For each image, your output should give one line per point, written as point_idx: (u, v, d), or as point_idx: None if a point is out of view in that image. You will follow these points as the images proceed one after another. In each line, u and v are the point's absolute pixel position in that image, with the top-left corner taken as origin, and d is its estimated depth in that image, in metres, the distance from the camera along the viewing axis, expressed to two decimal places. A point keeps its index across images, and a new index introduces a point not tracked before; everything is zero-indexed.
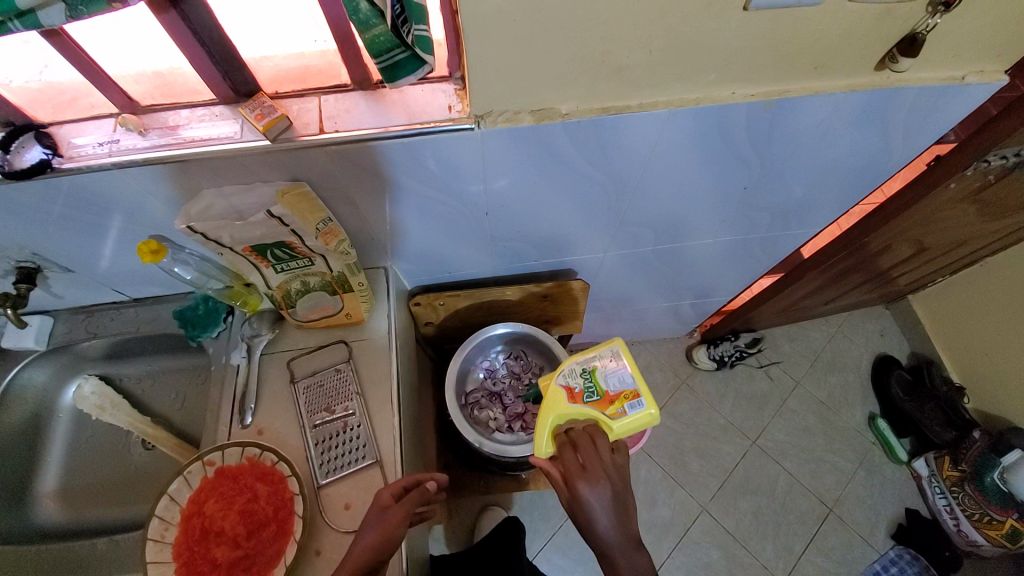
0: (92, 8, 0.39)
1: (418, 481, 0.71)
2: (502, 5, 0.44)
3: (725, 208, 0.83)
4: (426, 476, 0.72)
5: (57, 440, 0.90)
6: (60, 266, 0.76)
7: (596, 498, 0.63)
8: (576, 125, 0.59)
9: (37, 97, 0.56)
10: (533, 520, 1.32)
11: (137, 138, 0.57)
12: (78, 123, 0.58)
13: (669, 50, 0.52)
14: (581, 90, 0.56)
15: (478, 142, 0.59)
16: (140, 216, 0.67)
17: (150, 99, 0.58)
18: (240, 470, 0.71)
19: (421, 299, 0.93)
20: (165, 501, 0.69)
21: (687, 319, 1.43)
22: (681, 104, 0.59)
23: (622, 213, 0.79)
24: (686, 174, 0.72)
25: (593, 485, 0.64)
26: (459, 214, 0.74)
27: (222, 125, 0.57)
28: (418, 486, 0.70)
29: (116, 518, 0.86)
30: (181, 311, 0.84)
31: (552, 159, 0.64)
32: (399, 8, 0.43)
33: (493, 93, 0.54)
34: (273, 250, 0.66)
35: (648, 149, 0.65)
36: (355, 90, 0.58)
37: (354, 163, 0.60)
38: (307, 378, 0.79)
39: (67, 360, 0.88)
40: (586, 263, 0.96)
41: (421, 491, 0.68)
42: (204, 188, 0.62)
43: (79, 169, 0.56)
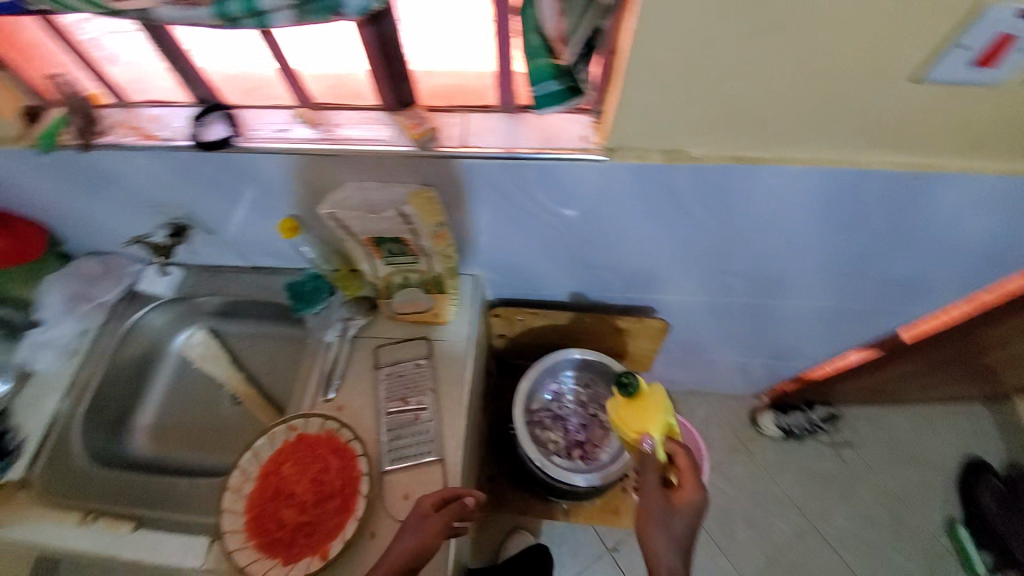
0: (314, 17, 0.46)
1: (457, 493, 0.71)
2: (661, 52, 0.47)
3: (831, 272, 0.80)
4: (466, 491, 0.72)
5: (161, 381, 1.01)
6: (203, 227, 0.86)
7: (697, 502, 0.68)
8: (705, 171, 0.59)
9: (230, 81, 0.65)
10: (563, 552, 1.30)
11: (306, 129, 0.64)
12: (258, 110, 0.66)
13: (814, 111, 0.53)
14: (718, 138, 0.57)
15: (603, 172, 0.61)
16: (278, 197, 0.74)
17: (323, 97, 0.65)
18: (316, 440, 0.76)
19: (500, 311, 0.97)
20: (248, 456, 0.75)
21: (757, 379, 1.38)
22: (815, 163, 0.59)
23: (721, 261, 0.79)
24: (800, 233, 0.70)
25: (700, 488, 0.69)
26: (558, 236, 0.77)
27: (378, 128, 0.64)
28: (456, 499, 0.70)
29: (197, 461, 0.93)
30: (292, 285, 0.91)
31: (668, 200, 0.65)
32: (583, 50, 0.50)
33: (630, 130, 0.56)
34: (390, 245, 0.73)
35: (767, 202, 0.65)
36: (499, 110, 0.62)
37: (481, 175, 0.64)
38: (390, 365, 0.83)
39: (185, 309, 1.00)
40: (671, 306, 0.95)
41: (461, 505, 0.69)
42: (345, 180, 0.69)
43: (253, 149, 0.64)
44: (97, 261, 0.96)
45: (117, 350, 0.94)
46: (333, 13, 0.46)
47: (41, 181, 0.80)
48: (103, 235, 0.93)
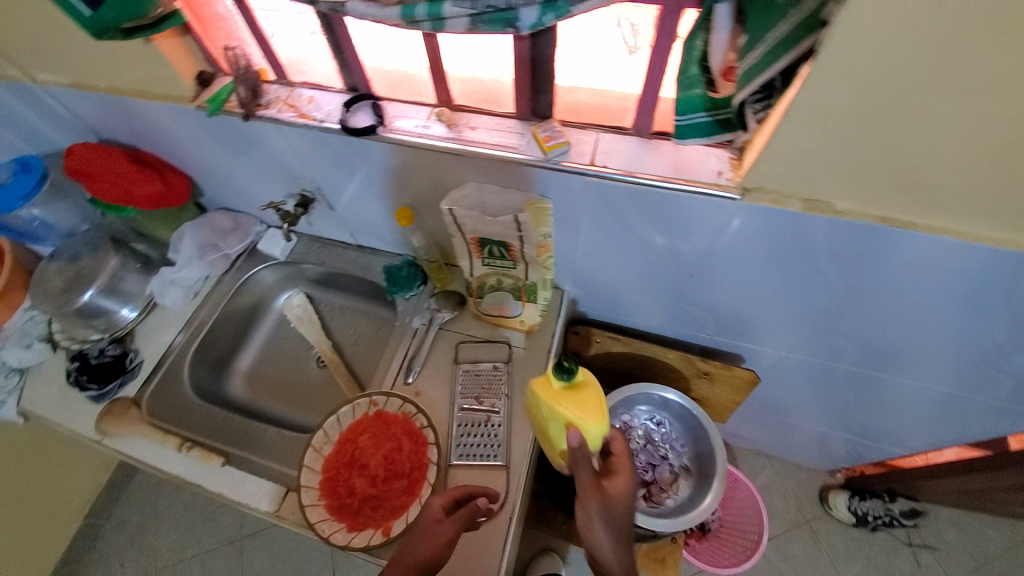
0: (488, 27, 0.48)
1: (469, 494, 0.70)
2: (833, 100, 0.45)
3: (961, 359, 0.73)
4: (478, 493, 0.71)
5: (260, 333, 1.10)
6: (327, 203, 0.94)
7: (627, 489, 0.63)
8: (846, 227, 0.56)
9: (382, 76, 0.71)
10: None
11: (444, 128, 0.68)
12: (401, 104, 0.71)
13: (994, 184, 0.47)
14: (870, 194, 0.53)
15: (731, 211, 0.59)
16: (402, 185, 0.79)
17: (463, 100, 0.69)
18: (393, 419, 0.79)
19: (580, 329, 0.95)
20: (331, 420, 0.80)
21: (835, 454, 1.27)
22: (979, 238, 0.53)
23: (835, 323, 0.73)
24: (936, 311, 0.64)
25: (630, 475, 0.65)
26: (663, 266, 0.75)
27: (510, 136, 0.66)
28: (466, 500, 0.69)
29: (279, 414, 1.01)
30: (389, 267, 0.96)
31: (795, 249, 0.62)
32: (761, 93, 0.49)
33: (772, 172, 0.54)
34: (493, 246, 0.75)
35: (909, 271, 0.59)
36: (632, 134, 0.62)
37: (601, 196, 0.65)
38: (469, 363, 0.85)
39: (290, 272, 1.09)
40: (762, 359, 0.90)
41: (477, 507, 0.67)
42: (467, 181, 0.72)
43: (396, 140, 0.68)
44: (228, 216, 1.07)
45: (231, 298, 1.04)
46: (507, 26, 0.48)
47: (203, 141, 0.90)
48: (244, 198, 1.04)
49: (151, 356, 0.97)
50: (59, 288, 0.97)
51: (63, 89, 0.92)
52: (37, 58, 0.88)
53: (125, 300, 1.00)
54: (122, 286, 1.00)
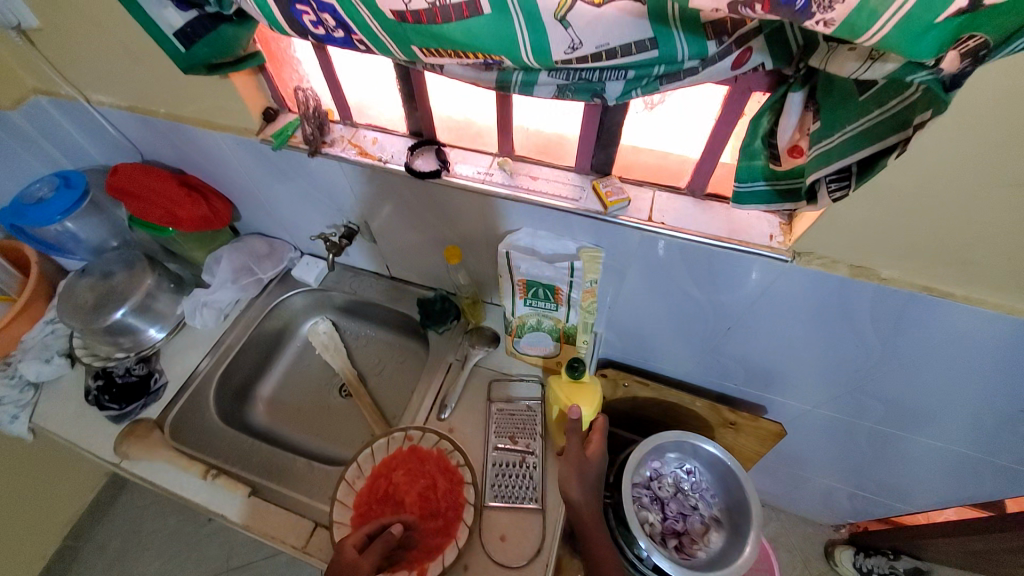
0: (575, 96, 0.52)
1: (383, 526, 0.69)
2: (894, 183, 0.49)
3: (980, 423, 0.77)
4: (392, 521, 0.71)
5: (284, 360, 1.10)
6: (370, 236, 0.96)
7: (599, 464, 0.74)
8: (890, 293, 0.60)
9: (448, 125, 0.75)
10: None
11: (505, 177, 0.72)
12: (465, 152, 0.75)
13: None
14: (915, 266, 0.57)
15: (781, 272, 0.63)
16: (452, 225, 0.83)
17: (524, 152, 0.73)
18: (428, 455, 0.79)
19: (609, 372, 0.96)
20: (366, 452, 0.79)
21: (842, 509, 1.30)
22: (1012, 312, 0.57)
23: (865, 382, 0.77)
24: (961, 376, 0.69)
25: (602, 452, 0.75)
26: (702, 318, 0.78)
27: (568, 188, 0.70)
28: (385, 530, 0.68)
29: (303, 443, 1.00)
30: (423, 301, 0.98)
31: (836, 310, 0.66)
32: (835, 176, 0.45)
33: (825, 240, 0.58)
34: (540, 289, 0.78)
35: (943, 338, 0.63)
36: (687, 194, 0.66)
37: (654, 250, 0.68)
38: (502, 402, 0.86)
39: (320, 300, 1.10)
40: (786, 410, 0.93)
41: (388, 536, 0.67)
42: (521, 226, 0.76)
43: (460, 185, 0.72)
44: (264, 241, 1.08)
45: (261, 322, 1.04)
46: (594, 96, 0.51)
47: (255, 170, 0.92)
48: (283, 226, 1.06)
49: (177, 378, 0.96)
50: (89, 304, 0.96)
51: (113, 109, 0.93)
52: (94, 79, 0.89)
53: (154, 320, 1.00)
54: (154, 305, 1.00)
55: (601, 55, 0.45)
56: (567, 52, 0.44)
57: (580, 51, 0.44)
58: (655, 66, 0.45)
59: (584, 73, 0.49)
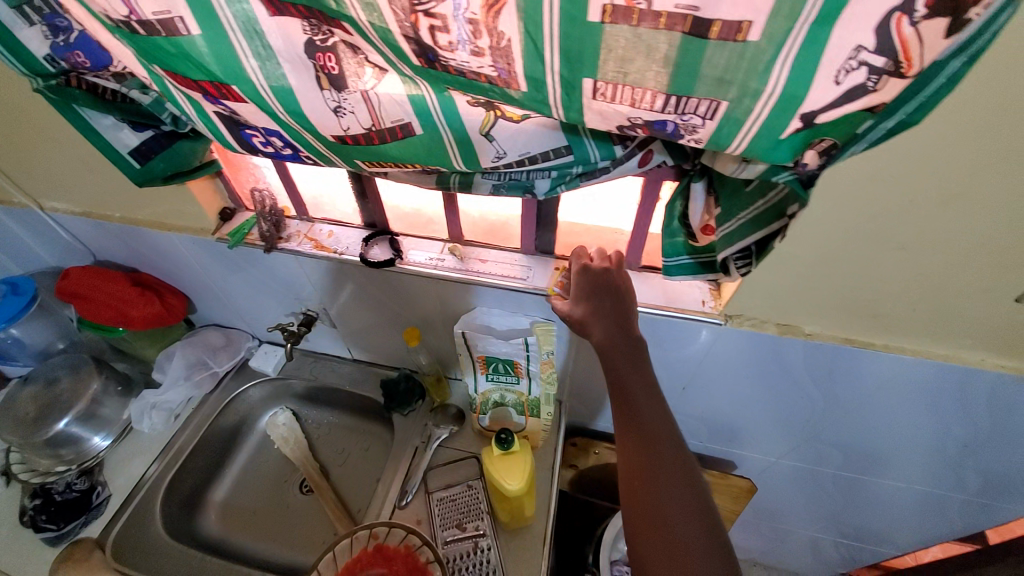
0: (509, 193, 0.56)
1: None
2: (795, 253, 0.55)
3: (930, 460, 0.80)
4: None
5: (240, 457, 1.05)
6: (330, 321, 0.96)
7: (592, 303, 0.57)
8: (817, 346, 0.65)
9: (399, 215, 0.79)
10: None
11: (456, 261, 0.76)
12: (418, 239, 0.79)
13: (930, 313, 0.58)
14: (832, 321, 0.62)
15: (716, 334, 0.68)
16: (409, 307, 0.85)
17: (473, 236, 0.78)
18: (395, 553, 0.73)
19: (579, 440, 1.00)
20: (328, 557, 0.75)
21: (832, 560, 1.28)
22: (925, 355, 0.62)
23: (817, 429, 0.80)
24: (903, 416, 0.73)
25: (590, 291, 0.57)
26: (657, 381, 0.81)
27: (515, 268, 0.74)
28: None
29: (261, 550, 0.94)
30: (387, 382, 0.99)
31: (775, 365, 0.70)
32: (742, 254, 0.51)
33: (748, 304, 0.63)
34: (498, 363, 0.79)
35: (874, 383, 0.68)
36: (624, 267, 0.72)
37: None
38: (441, 490, 0.84)
39: (281, 389, 1.07)
40: (753, 464, 0.94)
41: None
42: (476, 306, 0.78)
43: (414, 272, 0.75)
44: (220, 332, 1.07)
45: (215, 419, 1.01)
46: (526, 192, 0.56)
47: (212, 266, 0.93)
48: (241, 317, 1.05)
49: (121, 489, 0.90)
50: (30, 416, 0.92)
51: (67, 216, 0.94)
52: (47, 190, 0.91)
53: (100, 427, 0.96)
54: (99, 411, 0.96)
55: (525, 160, 0.50)
56: (493, 161, 0.50)
57: (505, 158, 0.50)
58: (572, 168, 0.51)
59: (513, 175, 0.54)
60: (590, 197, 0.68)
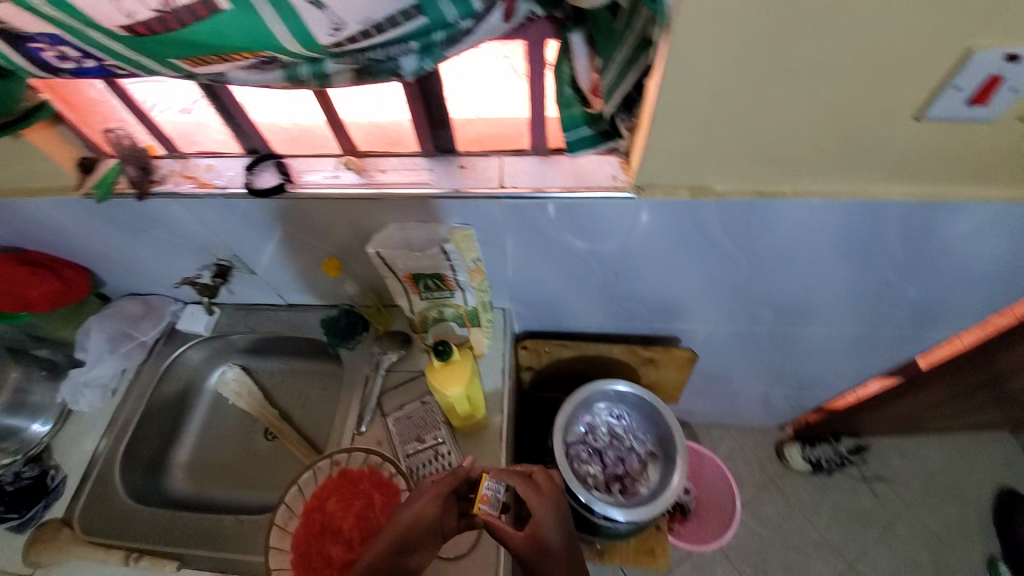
0: (374, 78, 0.50)
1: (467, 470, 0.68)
2: (694, 102, 0.51)
3: (853, 300, 0.84)
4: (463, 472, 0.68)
5: (195, 419, 1.03)
6: (247, 268, 0.90)
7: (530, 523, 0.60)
8: (730, 204, 0.63)
9: (279, 133, 0.72)
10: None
11: (354, 175, 0.69)
12: (308, 158, 0.72)
13: (835, 148, 0.56)
14: (742, 174, 0.60)
15: (632, 209, 0.65)
16: (319, 236, 0.79)
17: (367, 144, 0.71)
18: (359, 475, 0.75)
19: (528, 343, 0.98)
20: (293, 491, 0.75)
21: (782, 410, 1.40)
22: (836, 196, 0.62)
23: (746, 291, 0.82)
24: (824, 263, 0.74)
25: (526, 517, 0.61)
26: (590, 270, 0.80)
27: (419, 172, 0.69)
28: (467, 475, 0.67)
29: (234, 499, 0.95)
30: (325, 321, 0.95)
31: (695, 231, 0.69)
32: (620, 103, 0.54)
33: (657, 170, 0.60)
34: (427, 280, 0.74)
35: (791, 234, 0.68)
36: (531, 153, 0.67)
37: (516, 215, 0.69)
38: (396, 411, 0.84)
39: (220, 347, 1.03)
40: (695, 336, 0.98)
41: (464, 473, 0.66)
42: (388, 222, 0.73)
43: (309, 194, 0.69)
44: (138, 300, 1.00)
45: (156, 387, 0.97)
46: (392, 74, 0.49)
47: (97, 228, 0.84)
48: (154, 280, 0.98)
49: (77, 470, 0.88)
50: None
51: None
52: None
53: (35, 414, 0.91)
54: (28, 399, 0.91)
55: (371, 31, 0.44)
56: (331, 34, 0.43)
57: (346, 31, 0.43)
58: (432, 32, 0.45)
59: (369, 53, 0.47)
60: (476, 76, 0.62)
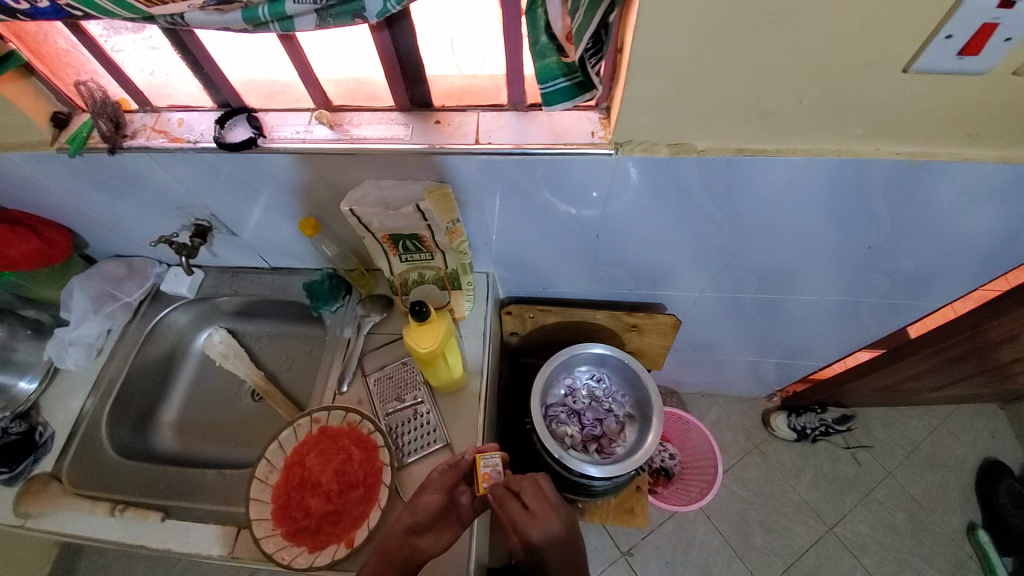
0: (338, 20, 0.48)
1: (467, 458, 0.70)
2: (671, 50, 0.49)
3: (838, 266, 0.83)
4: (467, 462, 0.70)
5: (183, 379, 1.04)
6: (227, 229, 0.90)
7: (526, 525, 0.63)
8: (711, 162, 0.62)
9: (251, 87, 0.69)
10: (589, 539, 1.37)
11: (327, 130, 0.68)
12: (280, 112, 0.70)
13: (819, 102, 0.54)
14: (724, 130, 0.59)
15: (611, 167, 0.64)
16: (297, 195, 0.78)
17: (341, 100, 0.69)
18: (339, 432, 0.77)
19: (512, 309, 0.98)
20: (273, 446, 0.77)
21: (769, 380, 1.41)
22: (819, 154, 0.61)
23: (730, 255, 0.81)
24: (809, 227, 0.73)
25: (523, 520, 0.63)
26: (573, 234, 0.79)
27: (394, 127, 0.67)
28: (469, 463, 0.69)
29: (221, 455, 0.97)
30: (309, 284, 0.94)
31: (676, 192, 0.67)
32: (589, 44, 0.49)
33: (636, 126, 0.59)
34: (406, 241, 0.74)
35: (774, 195, 0.67)
36: (510, 109, 0.66)
37: (493, 173, 0.67)
38: (377, 371, 0.85)
39: (205, 309, 1.03)
40: (680, 303, 0.98)
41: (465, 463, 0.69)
42: (365, 180, 0.71)
43: (282, 148, 0.67)
44: (120, 262, 1.00)
45: (141, 347, 0.98)
46: (357, 16, 0.47)
47: (72, 186, 0.82)
48: (136, 241, 0.97)
49: (64, 427, 0.89)
50: None
51: None
52: None
53: (22, 372, 0.92)
54: (14, 357, 0.92)
55: None
56: None
57: None
58: None
59: None
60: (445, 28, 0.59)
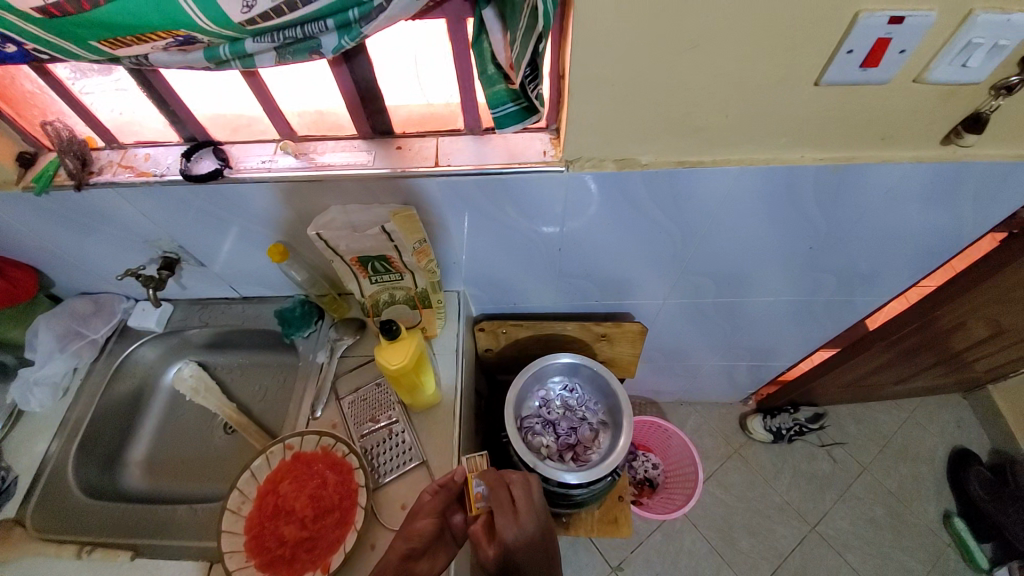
0: (296, 57, 0.51)
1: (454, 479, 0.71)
2: (605, 72, 0.54)
3: (787, 267, 0.88)
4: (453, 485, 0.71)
5: (153, 416, 1.02)
6: (195, 260, 0.90)
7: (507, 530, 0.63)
8: (655, 174, 0.66)
9: (218, 122, 0.72)
10: (578, 557, 1.36)
11: (292, 159, 0.70)
12: (245, 144, 0.72)
13: (745, 115, 0.60)
14: (663, 144, 0.64)
15: (564, 182, 0.68)
16: (265, 223, 0.79)
17: (304, 130, 0.72)
18: (313, 456, 0.77)
19: (485, 325, 1.00)
20: (245, 476, 0.76)
21: (742, 384, 1.45)
22: (751, 163, 0.66)
23: (687, 262, 0.86)
24: (756, 231, 0.78)
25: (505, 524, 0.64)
26: (536, 248, 0.82)
27: (357, 154, 0.70)
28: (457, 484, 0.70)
29: (195, 491, 0.95)
30: (281, 311, 0.95)
31: (627, 203, 0.72)
32: (530, 72, 0.53)
33: (583, 143, 0.63)
34: (374, 262, 0.76)
35: (718, 203, 0.72)
36: (467, 133, 0.70)
37: (453, 193, 0.71)
38: (351, 393, 0.86)
39: (175, 342, 1.02)
40: (647, 311, 1.01)
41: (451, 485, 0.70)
42: (331, 205, 0.74)
43: (248, 178, 0.69)
44: (86, 299, 0.99)
45: (109, 385, 0.96)
46: (314, 53, 0.51)
47: (36, 225, 0.82)
48: (102, 277, 0.97)
49: (28, 470, 0.86)
50: None
51: None
52: None
53: None
54: None
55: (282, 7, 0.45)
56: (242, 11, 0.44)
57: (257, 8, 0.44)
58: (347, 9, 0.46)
59: (286, 31, 0.48)
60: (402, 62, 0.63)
